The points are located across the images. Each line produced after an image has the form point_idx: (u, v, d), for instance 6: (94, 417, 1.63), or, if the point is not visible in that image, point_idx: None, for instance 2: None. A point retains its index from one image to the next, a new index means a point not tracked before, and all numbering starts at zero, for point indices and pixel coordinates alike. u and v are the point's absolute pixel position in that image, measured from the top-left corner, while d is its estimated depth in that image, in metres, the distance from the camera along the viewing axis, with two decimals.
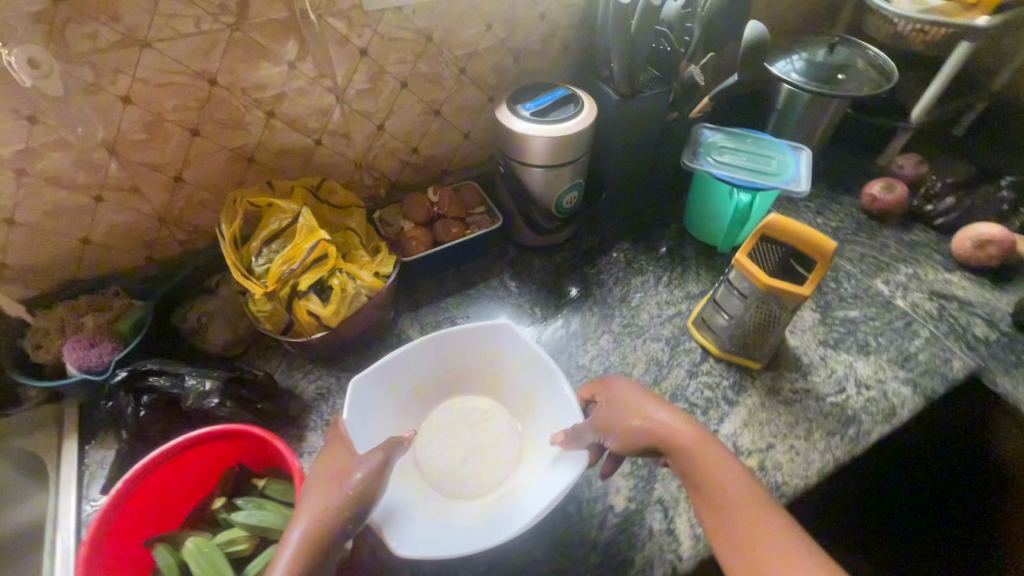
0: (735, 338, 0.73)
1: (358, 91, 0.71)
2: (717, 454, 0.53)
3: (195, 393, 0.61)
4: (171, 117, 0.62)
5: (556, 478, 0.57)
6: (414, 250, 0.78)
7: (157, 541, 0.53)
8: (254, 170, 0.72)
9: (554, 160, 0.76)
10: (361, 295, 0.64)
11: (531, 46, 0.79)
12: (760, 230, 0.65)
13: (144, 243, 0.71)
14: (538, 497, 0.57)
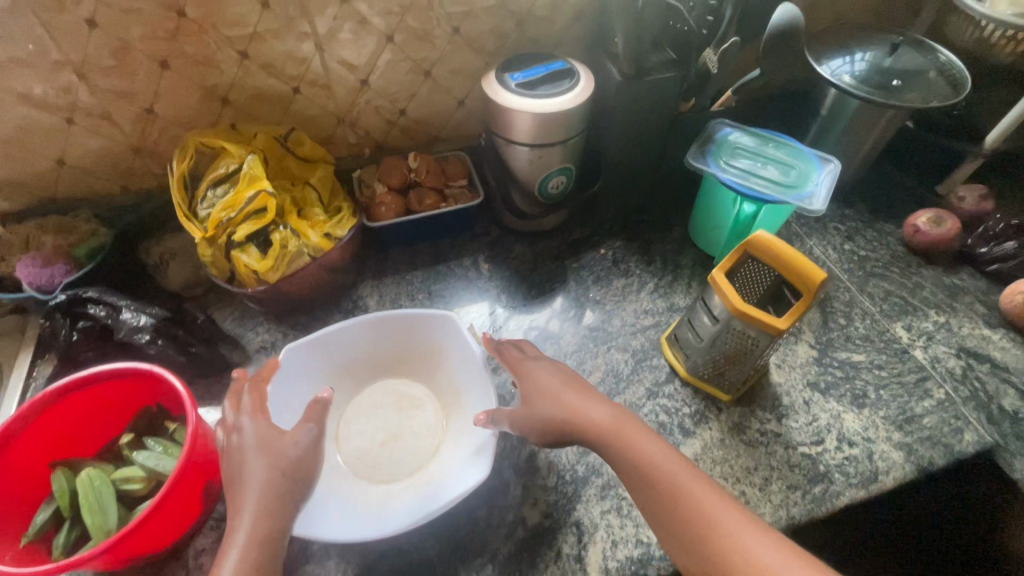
0: (706, 364, 0.65)
1: (339, 40, 0.67)
2: (657, 451, 0.49)
3: (129, 327, 0.61)
4: (139, 46, 0.61)
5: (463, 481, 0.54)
6: (383, 215, 0.75)
7: (58, 463, 0.54)
8: (228, 112, 0.70)
9: (538, 139, 0.70)
10: (303, 255, 0.62)
11: (536, 11, 0.73)
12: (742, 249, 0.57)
13: (118, 172, 0.72)
14: (440, 496, 0.54)
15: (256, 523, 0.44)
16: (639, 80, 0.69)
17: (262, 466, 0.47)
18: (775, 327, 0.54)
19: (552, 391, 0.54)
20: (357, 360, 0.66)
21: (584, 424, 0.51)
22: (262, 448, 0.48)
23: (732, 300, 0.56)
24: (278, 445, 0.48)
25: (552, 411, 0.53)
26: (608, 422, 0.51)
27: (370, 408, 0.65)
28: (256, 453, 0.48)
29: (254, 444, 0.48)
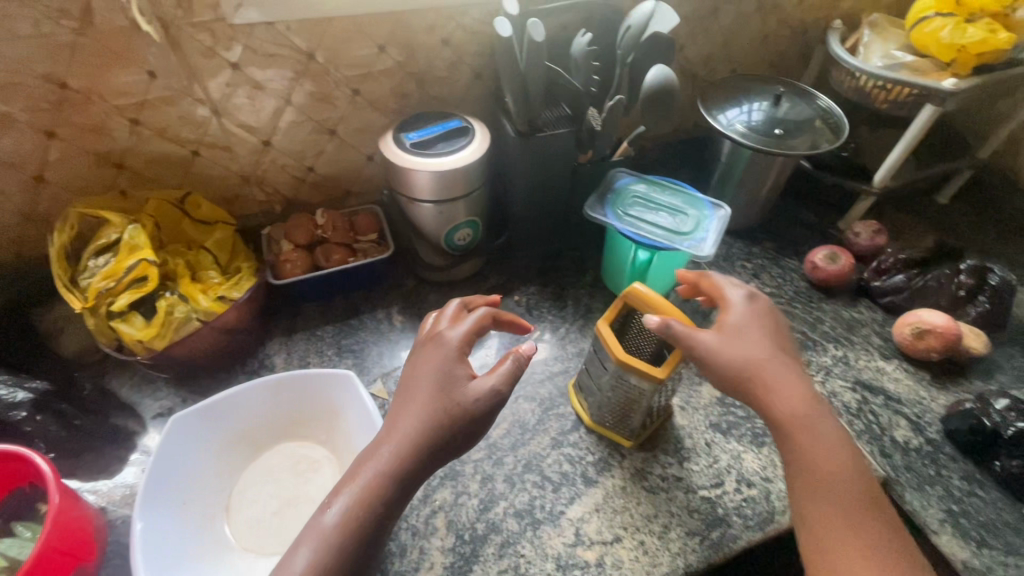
0: (603, 411, 0.66)
1: (236, 105, 0.69)
2: (778, 368, 0.51)
3: (4, 403, 0.58)
4: (20, 117, 0.61)
5: None
6: (289, 273, 0.75)
7: None
8: (124, 176, 0.70)
9: (439, 194, 0.71)
10: (191, 321, 0.61)
11: (434, 72, 0.75)
12: (625, 298, 0.59)
13: (9, 238, 0.70)
14: None
15: (397, 463, 0.46)
16: (533, 136, 0.72)
17: (430, 409, 0.48)
18: (654, 376, 0.56)
19: (727, 335, 0.53)
20: (252, 424, 0.64)
21: (748, 371, 0.51)
22: (439, 390, 0.49)
23: (616, 352, 0.57)
24: (458, 392, 0.49)
25: (738, 345, 0.52)
26: (738, 352, 0.52)
27: (266, 473, 0.63)
28: (431, 391, 0.49)
29: (434, 387, 0.49)
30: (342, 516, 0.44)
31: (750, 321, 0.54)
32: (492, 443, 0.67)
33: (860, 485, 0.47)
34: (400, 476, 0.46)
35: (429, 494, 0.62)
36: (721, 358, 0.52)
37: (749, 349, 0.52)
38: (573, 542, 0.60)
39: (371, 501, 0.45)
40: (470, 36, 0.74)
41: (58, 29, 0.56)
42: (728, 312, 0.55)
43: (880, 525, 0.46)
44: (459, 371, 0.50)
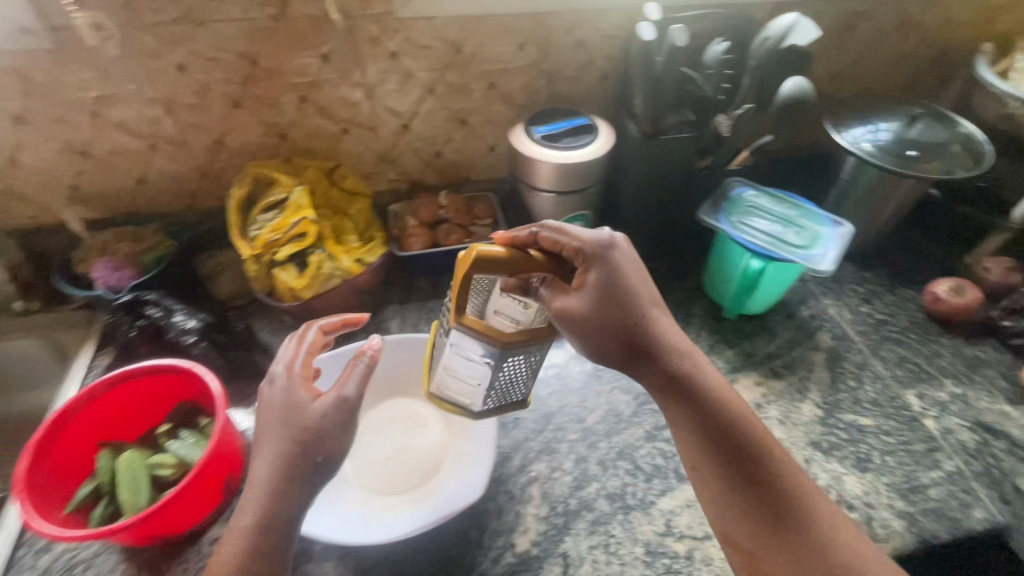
0: (488, 397, 0.55)
1: (387, 89, 0.76)
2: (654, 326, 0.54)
3: (178, 328, 0.68)
4: (216, 88, 0.71)
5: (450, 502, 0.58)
6: (411, 246, 0.81)
7: (105, 445, 0.61)
8: (285, 146, 0.79)
9: (559, 185, 0.75)
10: (334, 277, 0.68)
11: (565, 71, 0.79)
12: (465, 275, 0.47)
13: (188, 191, 0.81)
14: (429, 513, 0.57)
15: (271, 491, 0.47)
16: (656, 138, 0.74)
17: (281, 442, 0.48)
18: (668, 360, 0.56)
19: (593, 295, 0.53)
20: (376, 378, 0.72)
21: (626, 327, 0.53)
22: (284, 423, 0.49)
23: (497, 336, 0.48)
24: (299, 419, 0.48)
25: (619, 314, 0.53)
26: (596, 315, 0.52)
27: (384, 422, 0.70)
28: (281, 425, 0.48)
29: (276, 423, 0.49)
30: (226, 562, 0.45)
31: (623, 288, 0.54)
32: (587, 427, 0.70)
33: (755, 444, 0.51)
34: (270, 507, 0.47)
35: (526, 464, 0.66)
36: (594, 314, 0.52)
37: (609, 308, 0.53)
38: (663, 532, 0.61)
39: (265, 524, 0.46)
40: (604, 40, 0.77)
41: (260, 15, 0.65)
42: (591, 269, 0.53)
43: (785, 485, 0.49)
44: (298, 398, 0.49)
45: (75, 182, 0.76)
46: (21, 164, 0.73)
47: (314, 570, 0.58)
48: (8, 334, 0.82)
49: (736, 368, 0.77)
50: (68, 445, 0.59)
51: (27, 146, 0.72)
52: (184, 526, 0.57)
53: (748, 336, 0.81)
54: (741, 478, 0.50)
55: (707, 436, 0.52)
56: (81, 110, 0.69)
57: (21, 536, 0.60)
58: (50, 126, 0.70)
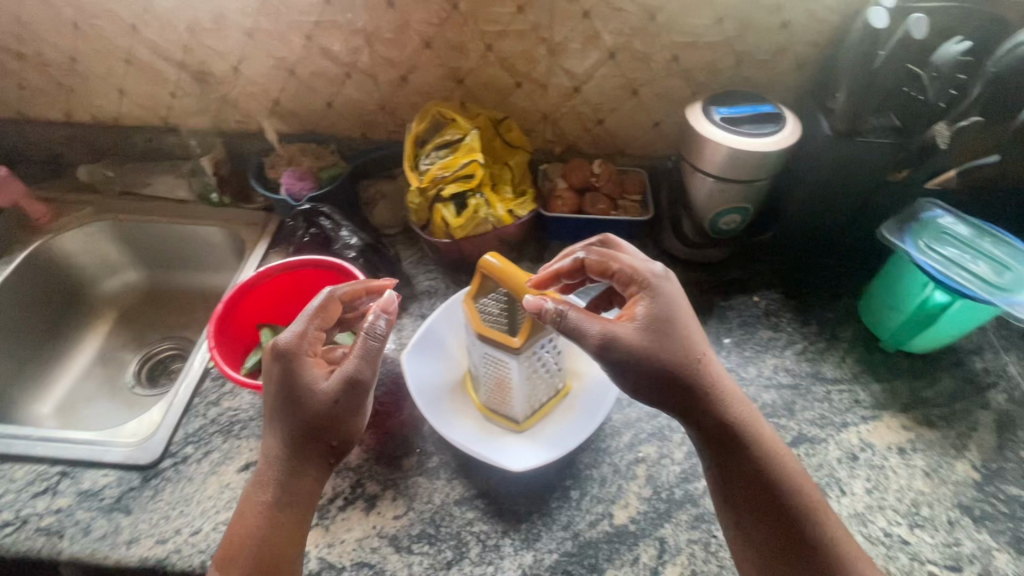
0: (486, 390, 0.64)
1: (569, 48, 0.76)
2: (706, 367, 0.53)
3: (343, 242, 0.75)
4: (414, 26, 0.75)
5: (520, 456, 0.61)
6: (557, 208, 0.82)
7: (264, 325, 0.69)
8: (459, 91, 0.82)
9: (726, 172, 0.72)
10: (487, 222, 0.71)
11: (758, 54, 0.74)
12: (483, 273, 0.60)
13: (365, 121, 0.88)
14: (501, 454, 0.61)
15: (290, 455, 0.52)
16: (851, 139, 0.67)
17: (291, 416, 0.52)
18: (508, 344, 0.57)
19: (641, 326, 0.52)
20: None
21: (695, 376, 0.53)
22: (291, 401, 0.52)
23: (474, 325, 0.59)
24: (309, 399, 0.52)
25: (660, 349, 0.52)
26: (647, 352, 0.52)
27: None
28: (290, 402, 0.52)
29: (281, 395, 0.52)
30: (257, 511, 0.51)
31: (665, 323, 0.53)
32: None
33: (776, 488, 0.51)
34: (293, 472, 0.52)
35: (635, 443, 0.66)
36: (641, 349, 0.52)
37: (669, 345, 0.52)
38: None
39: (286, 488, 0.51)
40: (812, 24, 0.71)
41: None
42: (639, 299, 0.54)
43: (785, 496, 0.51)
44: (307, 377, 0.52)
45: (278, 97, 0.86)
46: (240, 74, 0.83)
47: (425, 484, 0.62)
48: (203, 219, 0.93)
49: (882, 404, 0.70)
50: (235, 318, 0.67)
51: (248, 59, 0.81)
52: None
53: (902, 374, 0.73)
54: (762, 505, 0.51)
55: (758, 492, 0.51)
56: (298, 33, 0.77)
57: (198, 386, 0.70)
58: (270, 43, 0.79)
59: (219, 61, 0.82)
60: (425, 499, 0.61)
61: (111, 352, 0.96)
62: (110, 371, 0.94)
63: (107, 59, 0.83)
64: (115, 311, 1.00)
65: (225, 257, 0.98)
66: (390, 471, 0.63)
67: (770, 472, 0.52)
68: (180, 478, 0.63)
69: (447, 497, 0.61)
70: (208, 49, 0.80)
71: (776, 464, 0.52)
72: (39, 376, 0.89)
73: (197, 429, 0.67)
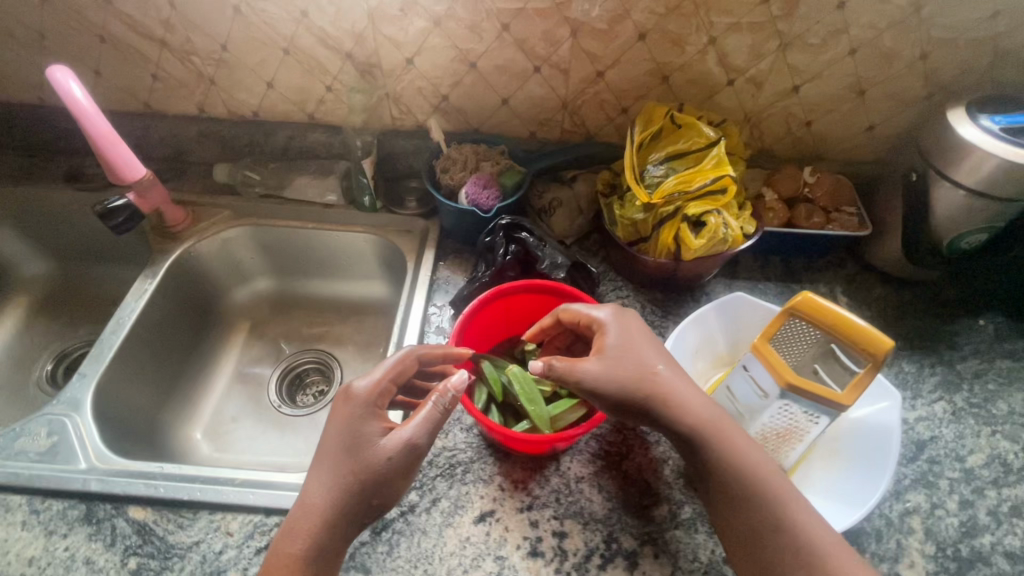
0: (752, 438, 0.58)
1: (804, 43, 0.67)
2: (663, 386, 0.53)
3: (550, 262, 0.68)
4: (634, 17, 0.66)
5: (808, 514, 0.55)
6: (767, 221, 0.74)
7: (482, 356, 0.63)
8: (661, 89, 0.74)
9: (987, 186, 0.63)
10: (724, 242, 0.63)
11: (1023, 52, 0.66)
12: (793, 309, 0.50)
13: (541, 119, 0.80)
14: None
15: (328, 518, 0.48)
16: None
17: (342, 470, 0.49)
18: (836, 399, 0.48)
19: (605, 362, 0.53)
20: (736, 338, 0.69)
21: (660, 399, 0.52)
22: (348, 454, 0.50)
23: (782, 374, 0.50)
24: (368, 452, 0.49)
25: (607, 378, 0.53)
26: (610, 387, 0.53)
27: None
28: (342, 456, 0.50)
29: (341, 446, 0.50)
30: (287, 566, 0.46)
31: (624, 355, 0.54)
32: (968, 469, 0.62)
33: (776, 513, 0.48)
34: (329, 532, 0.48)
35: (902, 491, 0.60)
36: (605, 386, 0.53)
37: (625, 374, 0.53)
38: None
39: (318, 547, 0.48)
40: None
41: None
42: (602, 335, 0.56)
43: (766, 517, 0.48)
44: (368, 430, 0.51)
45: (449, 93, 0.77)
46: (413, 67, 0.74)
47: (685, 538, 0.56)
48: (352, 225, 0.86)
49: None
50: (457, 346, 0.62)
51: (428, 50, 0.72)
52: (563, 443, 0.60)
53: None
54: (744, 531, 0.48)
55: (739, 520, 0.49)
56: (495, 21, 0.68)
57: None
58: (459, 33, 0.70)
59: (393, 52, 0.73)
60: (690, 556, 0.55)
61: (249, 367, 0.89)
62: (253, 388, 0.87)
63: (263, 48, 0.74)
64: (246, 323, 0.93)
65: (370, 265, 0.90)
66: (643, 522, 0.57)
67: (754, 493, 0.49)
68: (413, 530, 0.56)
69: (715, 554, 0.55)
70: (384, 38, 0.71)
71: (765, 485, 0.49)
72: (183, 397, 0.82)
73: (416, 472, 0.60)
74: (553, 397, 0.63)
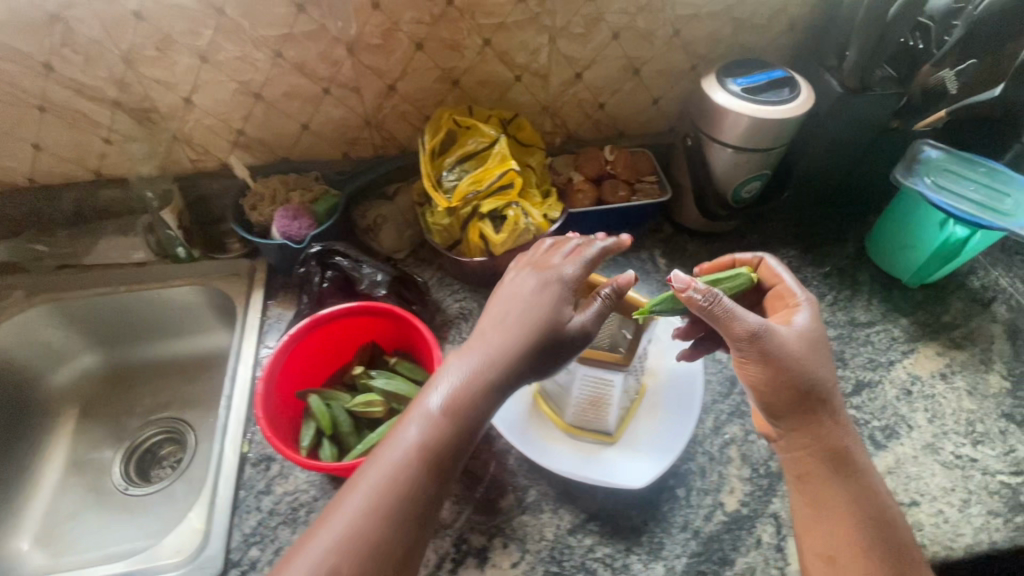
0: (575, 410, 0.62)
1: (571, 34, 0.72)
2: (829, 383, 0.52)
3: (369, 281, 0.68)
4: (403, 29, 0.67)
5: (628, 473, 0.60)
6: (579, 202, 0.78)
7: (309, 391, 0.61)
8: (455, 94, 0.76)
9: (748, 142, 0.71)
10: (528, 232, 0.66)
11: (756, 19, 0.75)
12: None
13: (349, 138, 0.79)
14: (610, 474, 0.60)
15: (462, 411, 0.47)
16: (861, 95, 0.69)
17: (518, 354, 0.50)
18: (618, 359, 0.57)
19: (802, 335, 0.52)
20: None
21: (805, 378, 0.51)
22: (524, 319, 0.51)
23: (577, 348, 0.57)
24: (550, 319, 0.51)
25: (510, 345, 0.50)
26: (799, 353, 0.51)
27: None
28: (537, 331, 0.50)
29: (538, 330, 0.50)
30: (416, 445, 0.45)
31: (809, 337, 0.53)
32: None
33: (870, 494, 0.50)
34: (471, 415, 0.47)
35: (720, 426, 0.66)
36: (784, 350, 0.51)
37: (813, 357, 0.52)
38: None
39: (436, 443, 0.46)
40: None
41: None
42: (795, 312, 0.55)
43: (861, 489, 0.50)
44: (551, 303, 0.52)
45: (243, 127, 0.74)
46: (193, 106, 0.71)
47: (532, 521, 0.59)
48: (172, 280, 0.80)
49: (915, 336, 0.75)
50: (275, 392, 0.58)
51: (204, 87, 0.69)
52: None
53: (922, 305, 0.78)
54: (819, 490, 0.50)
55: (816, 480, 0.51)
56: (265, 49, 0.66)
57: (239, 477, 0.61)
58: (231, 66, 0.67)
59: (165, 94, 0.69)
60: (536, 537, 0.58)
61: (86, 454, 0.81)
62: (93, 476, 0.80)
63: (12, 109, 0.67)
64: (75, 407, 0.84)
65: (205, 316, 0.85)
66: (491, 516, 0.59)
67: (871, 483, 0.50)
68: None
69: (559, 528, 0.58)
70: (151, 81, 0.67)
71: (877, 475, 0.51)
72: (1, 509, 0.73)
73: (256, 526, 0.58)
74: (388, 417, 0.62)
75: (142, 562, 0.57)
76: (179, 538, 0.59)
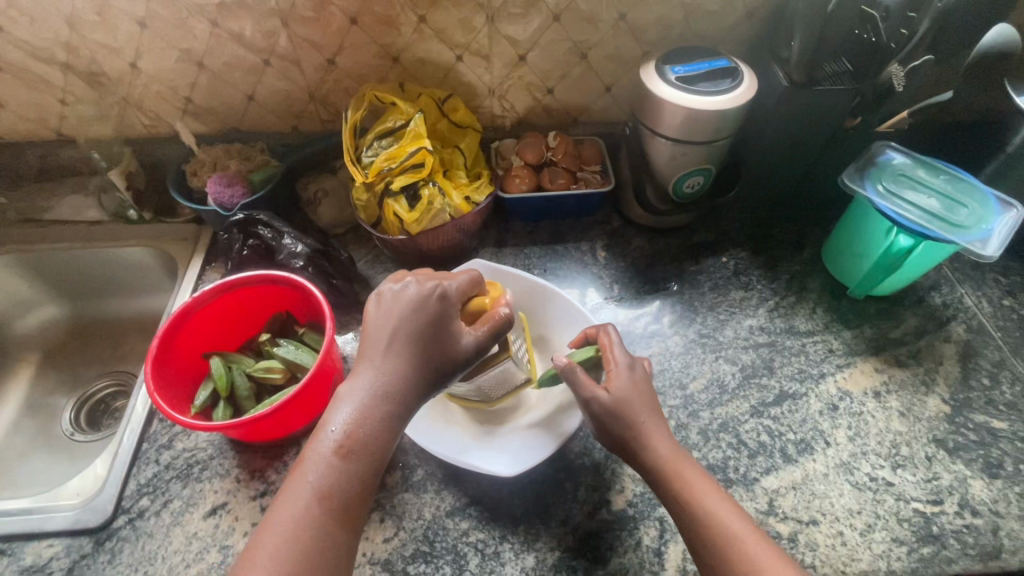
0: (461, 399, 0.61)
1: (509, 14, 0.70)
2: (651, 424, 0.54)
3: (287, 251, 0.69)
4: (336, 2, 0.67)
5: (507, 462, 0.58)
6: (515, 187, 0.77)
7: (214, 353, 0.63)
8: (396, 71, 0.75)
9: (686, 135, 0.68)
10: (444, 214, 0.66)
11: (708, 5, 0.71)
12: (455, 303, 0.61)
13: (294, 111, 0.80)
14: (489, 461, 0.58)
15: (366, 449, 0.45)
16: (807, 89, 0.65)
17: (423, 384, 0.49)
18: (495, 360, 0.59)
19: (621, 395, 0.54)
20: None
21: (623, 417, 0.53)
22: (427, 348, 0.50)
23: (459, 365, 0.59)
24: (449, 345, 0.50)
25: (411, 364, 0.49)
26: (623, 414, 0.54)
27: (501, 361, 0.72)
28: (437, 360, 0.50)
29: (439, 360, 0.50)
30: (321, 493, 0.43)
31: (634, 387, 0.55)
32: (689, 395, 0.67)
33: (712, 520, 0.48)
34: (375, 454, 0.46)
35: None
36: (613, 412, 0.54)
37: (638, 408, 0.54)
38: (766, 510, 0.59)
39: (343, 486, 0.44)
40: None
41: None
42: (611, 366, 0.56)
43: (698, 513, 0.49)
44: (449, 327, 0.51)
45: (190, 94, 0.76)
46: (139, 71, 0.73)
47: (413, 499, 0.59)
48: (124, 240, 0.84)
49: (855, 351, 0.71)
50: (175, 351, 0.60)
51: (147, 53, 0.71)
52: (293, 425, 0.60)
53: (870, 318, 0.74)
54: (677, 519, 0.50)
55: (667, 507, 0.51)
56: (202, 18, 0.68)
57: (145, 430, 0.63)
58: (171, 33, 0.69)
59: (112, 58, 0.71)
60: (415, 515, 0.58)
61: (40, 398, 0.86)
62: (42, 419, 0.84)
63: None
64: (35, 353, 0.89)
65: (157, 277, 0.88)
66: (374, 491, 0.60)
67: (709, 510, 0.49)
68: (139, 535, 0.57)
69: (438, 509, 0.58)
70: (97, 45, 0.70)
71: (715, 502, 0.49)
72: None
73: (151, 478, 0.60)
74: (288, 384, 0.63)
75: (45, 500, 0.60)
76: (83, 482, 0.62)
